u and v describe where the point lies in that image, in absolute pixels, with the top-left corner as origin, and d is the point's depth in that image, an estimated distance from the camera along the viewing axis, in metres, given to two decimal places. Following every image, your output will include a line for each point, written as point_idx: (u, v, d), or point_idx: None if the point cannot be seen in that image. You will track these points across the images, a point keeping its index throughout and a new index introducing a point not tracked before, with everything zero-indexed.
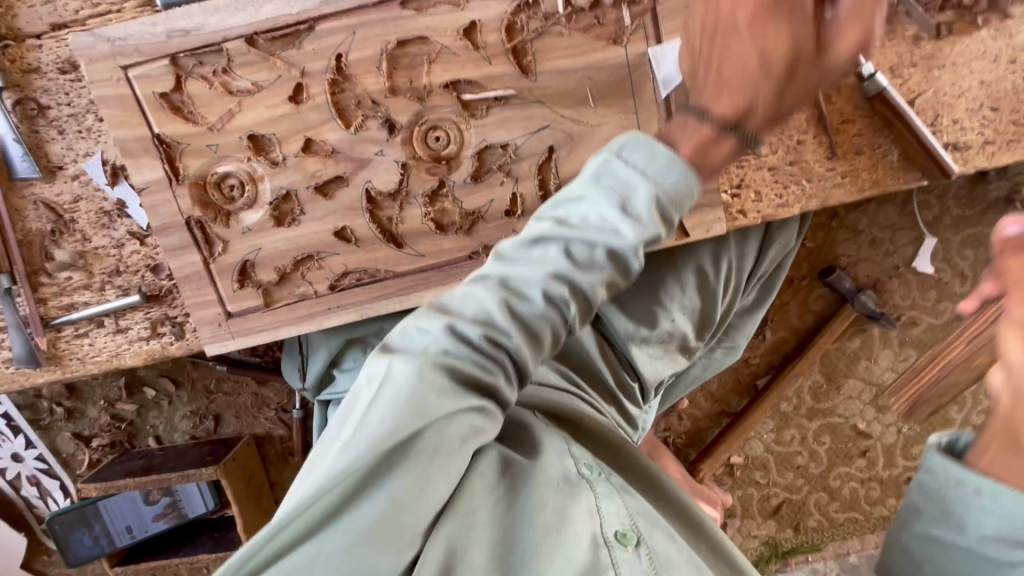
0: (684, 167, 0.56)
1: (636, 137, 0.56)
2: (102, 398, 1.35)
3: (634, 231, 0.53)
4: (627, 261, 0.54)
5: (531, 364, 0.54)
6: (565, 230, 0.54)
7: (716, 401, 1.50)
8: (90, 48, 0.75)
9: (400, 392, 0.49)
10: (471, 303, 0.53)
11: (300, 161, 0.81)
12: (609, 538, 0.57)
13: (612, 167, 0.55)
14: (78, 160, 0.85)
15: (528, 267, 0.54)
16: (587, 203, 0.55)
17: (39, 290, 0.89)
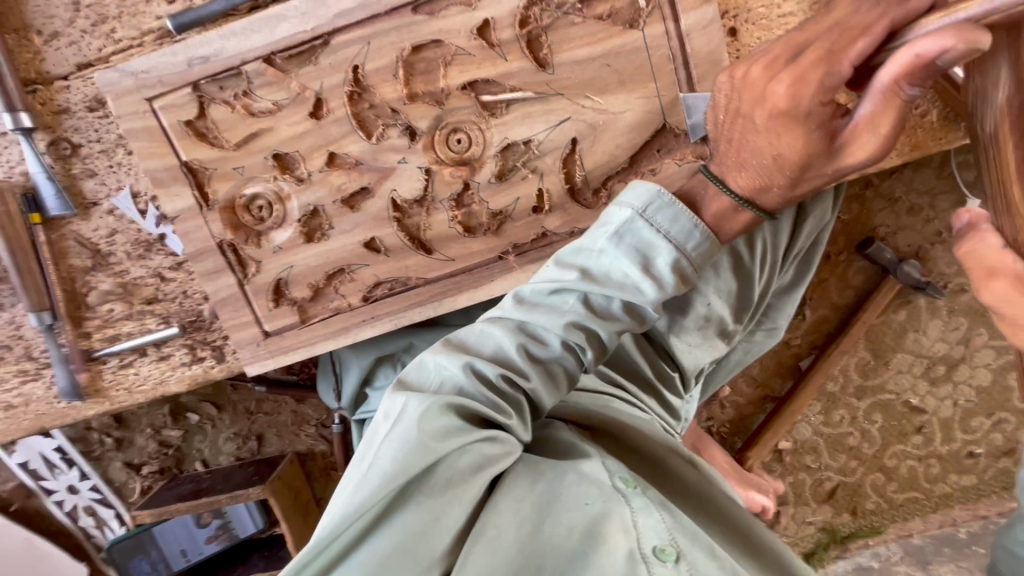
0: (705, 231, 0.60)
1: (663, 198, 0.60)
2: (148, 426, 1.38)
3: (653, 289, 0.58)
4: (645, 315, 0.60)
5: (546, 402, 0.60)
6: (588, 282, 0.58)
7: (758, 386, 1.46)
8: (115, 84, 0.76)
9: (404, 436, 0.51)
10: (490, 341, 0.59)
11: (325, 176, 0.82)
12: (646, 554, 0.52)
13: (633, 225, 0.59)
14: (110, 194, 0.86)
15: (549, 313, 0.59)
16: (610, 257, 0.59)
17: (82, 325, 0.91)
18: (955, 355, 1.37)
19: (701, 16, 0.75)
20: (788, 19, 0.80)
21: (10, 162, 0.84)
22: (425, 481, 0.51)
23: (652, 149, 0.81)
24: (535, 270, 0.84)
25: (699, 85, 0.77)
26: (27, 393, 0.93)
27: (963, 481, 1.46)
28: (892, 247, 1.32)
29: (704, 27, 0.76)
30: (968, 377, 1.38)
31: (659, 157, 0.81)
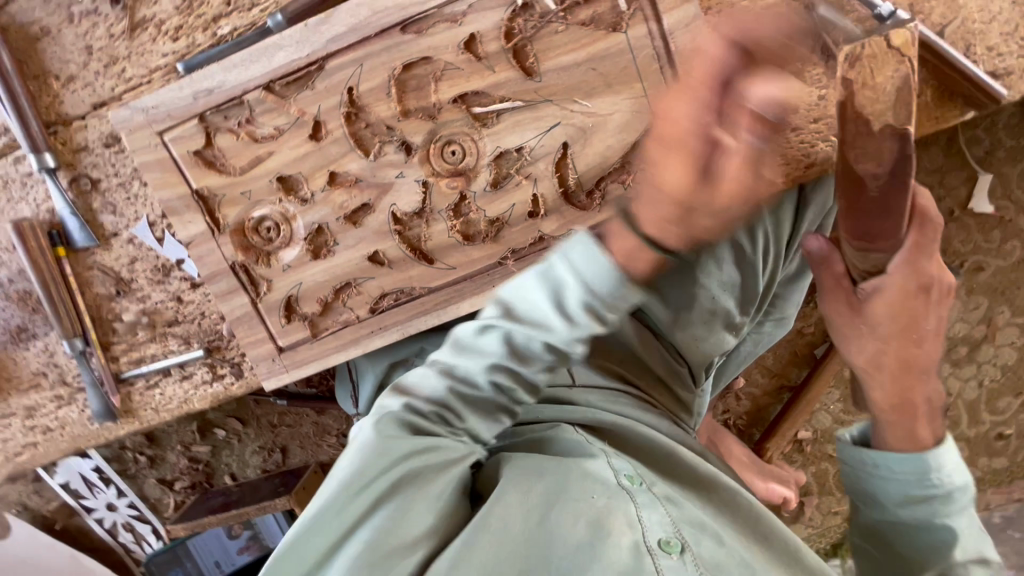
0: (629, 272, 0.51)
1: (582, 246, 0.51)
2: (178, 443, 1.44)
3: (574, 329, 0.53)
4: (573, 351, 0.55)
5: (490, 431, 0.60)
6: (507, 323, 0.54)
7: (774, 376, 1.45)
8: (128, 120, 0.81)
9: (364, 442, 0.55)
10: (426, 385, 0.58)
11: (327, 195, 0.85)
12: (651, 546, 0.53)
13: (554, 259, 0.52)
14: (128, 225, 0.91)
15: (474, 357, 0.56)
16: (530, 296, 0.53)
17: (109, 349, 0.96)
18: (976, 335, 1.35)
19: (682, 14, 0.76)
20: None
21: (37, 200, 0.89)
22: (389, 487, 0.53)
23: (645, 148, 0.82)
24: None
25: None
26: (64, 417, 0.99)
27: (993, 463, 1.42)
28: None
29: (686, 25, 0.77)
30: (990, 356, 1.35)
31: None
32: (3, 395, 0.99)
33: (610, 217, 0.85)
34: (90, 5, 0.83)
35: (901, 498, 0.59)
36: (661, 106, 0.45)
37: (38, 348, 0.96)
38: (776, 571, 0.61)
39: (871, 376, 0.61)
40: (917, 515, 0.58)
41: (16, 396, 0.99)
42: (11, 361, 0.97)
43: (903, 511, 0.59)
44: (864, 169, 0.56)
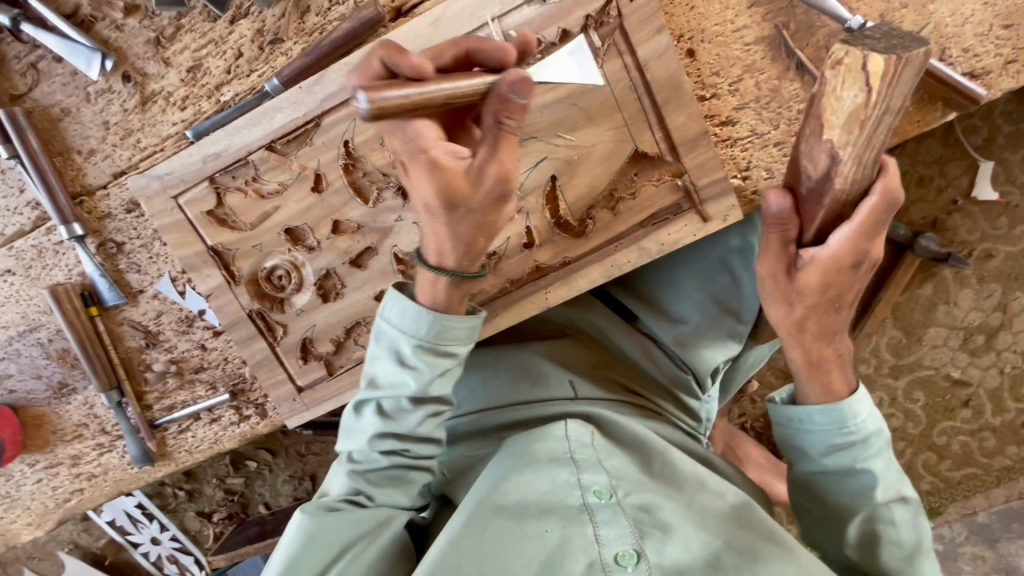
0: (433, 313, 0.68)
1: (390, 298, 0.70)
2: (214, 477, 1.51)
3: (416, 380, 0.69)
4: (429, 397, 0.71)
5: (409, 489, 0.73)
6: (373, 391, 0.72)
7: (788, 377, 1.45)
8: (146, 188, 0.87)
9: (301, 523, 0.69)
10: (334, 480, 0.74)
11: (332, 242, 0.90)
12: (607, 562, 0.61)
13: (381, 331, 0.71)
14: (152, 282, 0.97)
15: (357, 436, 0.73)
16: (378, 364, 0.72)
17: (143, 398, 1.02)
18: (992, 323, 1.33)
19: (657, 45, 0.79)
20: (743, 32, 0.84)
21: (68, 265, 0.96)
22: (339, 553, 0.67)
23: (629, 174, 0.85)
24: (535, 300, 0.90)
25: (665, 109, 0.81)
26: (107, 463, 1.06)
27: None
28: (906, 222, 1.29)
29: (660, 55, 0.79)
30: (1010, 343, 1.33)
31: (637, 181, 0.85)
32: (49, 446, 1.06)
33: (601, 242, 0.88)
34: (104, 83, 0.89)
35: (827, 447, 0.67)
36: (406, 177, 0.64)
37: (78, 401, 1.03)
38: (761, 552, 0.64)
39: (792, 341, 0.66)
40: (838, 462, 0.66)
41: (60, 446, 1.05)
42: (54, 415, 1.04)
43: (827, 459, 0.67)
44: (804, 167, 0.60)
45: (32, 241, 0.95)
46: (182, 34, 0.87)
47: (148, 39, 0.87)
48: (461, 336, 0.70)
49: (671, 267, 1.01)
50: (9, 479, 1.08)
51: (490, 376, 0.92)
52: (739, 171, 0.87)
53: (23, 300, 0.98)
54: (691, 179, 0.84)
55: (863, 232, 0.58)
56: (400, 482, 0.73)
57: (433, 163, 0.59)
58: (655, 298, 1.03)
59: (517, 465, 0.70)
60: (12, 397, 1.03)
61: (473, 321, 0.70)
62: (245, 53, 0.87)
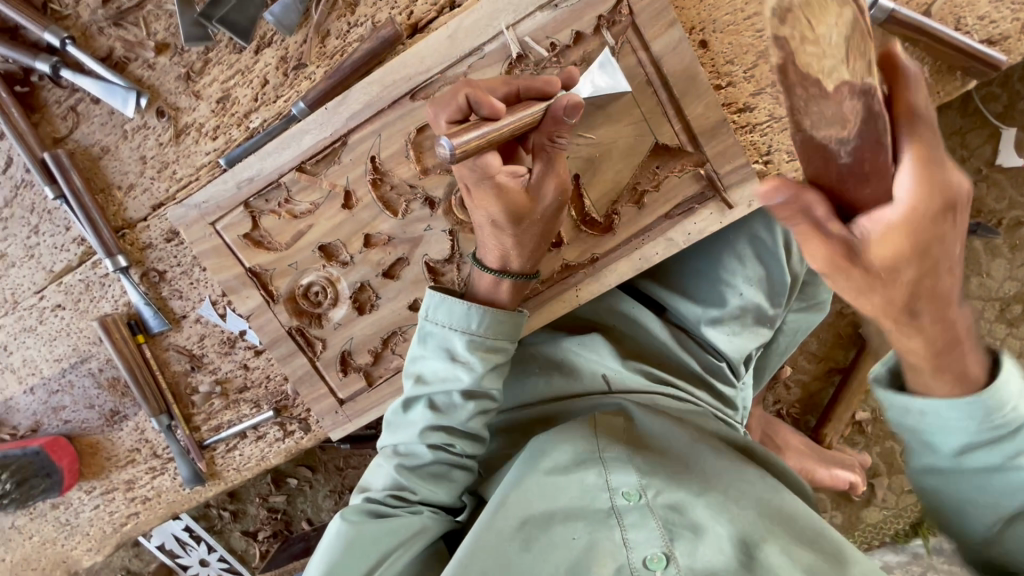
0: (482, 308, 0.75)
1: (435, 297, 0.76)
2: (257, 495, 1.54)
3: (468, 373, 0.75)
4: (480, 391, 0.76)
5: (450, 488, 0.77)
6: (422, 386, 0.77)
7: (821, 360, 1.44)
8: (185, 217, 0.90)
9: (339, 530, 0.73)
10: (379, 477, 0.79)
11: (365, 255, 0.92)
12: (636, 566, 0.62)
13: (429, 330, 0.77)
14: (193, 307, 1.01)
15: (404, 430, 0.78)
16: (427, 360, 0.77)
17: (191, 420, 1.06)
18: None
19: (671, 38, 0.80)
20: (755, 19, 0.85)
21: (114, 296, 1.00)
22: (373, 567, 0.70)
23: (651, 167, 0.86)
24: (566, 299, 0.91)
25: (682, 100, 0.82)
26: (159, 485, 1.09)
27: None
28: None
29: (674, 48, 0.81)
30: None
31: (659, 173, 0.86)
32: (104, 473, 1.09)
33: (628, 237, 0.89)
34: (139, 120, 0.93)
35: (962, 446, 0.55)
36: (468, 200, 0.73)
37: (130, 426, 1.06)
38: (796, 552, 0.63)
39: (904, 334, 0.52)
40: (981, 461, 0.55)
41: (115, 472, 1.09)
42: (107, 442, 1.08)
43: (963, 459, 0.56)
44: (827, 135, 0.53)
45: (79, 276, 0.99)
46: (210, 67, 0.90)
47: (178, 74, 0.91)
48: (509, 331, 0.77)
49: (697, 255, 1.02)
50: (68, 508, 1.12)
51: (523, 377, 0.97)
52: (761, 156, 0.87)
53: (74, 333, 1.02)
54: (713, 168, 0.85)
55: (925, 164, 0.46)
56: (443, 479, 0.77)
57: (499, 187, 0.68)
58: (682, 288, 1.03)
59: (545, 470, 0.72)
60: (67, 427, 1.07)
61: (519, 317, 0.77)
62: (271, 81, 0.90)
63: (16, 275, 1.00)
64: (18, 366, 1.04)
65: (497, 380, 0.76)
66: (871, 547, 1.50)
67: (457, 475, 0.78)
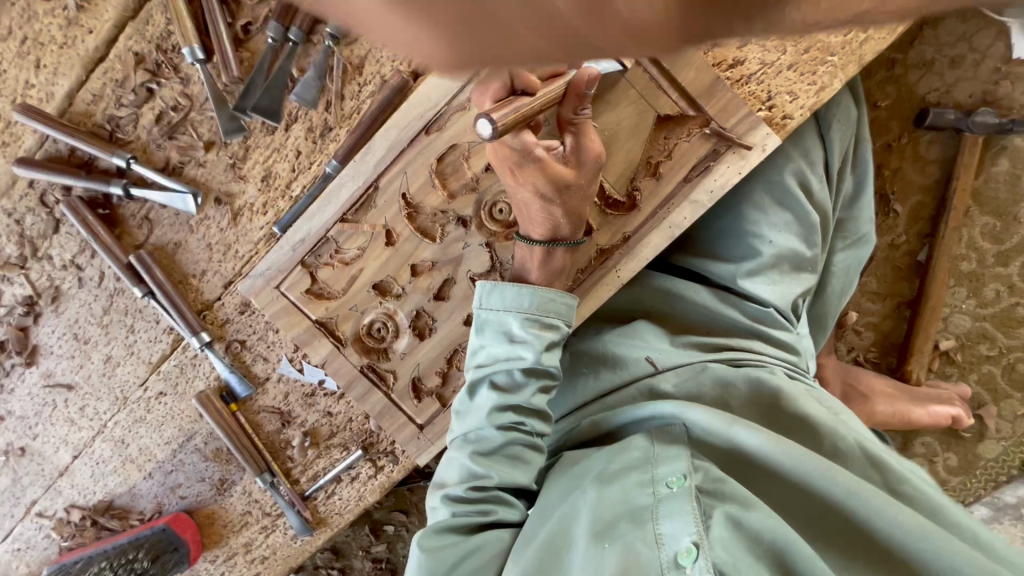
0: (530, 289, 0.83)
1: (486, 287, 0.84)
2: (359, 549, 1.58)
3: (529, 351, 0.82)
4: (540, 368, 0.83)
5: (523, 473, 0.81)
6: (484, 369, 0.83)
7: (887, 298, 1.39)
8: (253, 286, 1.00)
9: (421, 558, 0.75)
10: (453, 471, 0.83)
11: (415, 284, 0.99)
12: (670, 561, 0.64)
13: (485, 318, 0.84)
14: (274, 367, 1.10)
15: (474, 416, 0.83)
16: (486, 346, 0.84)
17: (290, 475, 1.14)
18: None
19: None
20: None
21: (206, 373, 1.11)
22: None
23: (660, 139, 0.91)
24: (607, 282, 0.94)
25: (673, 70, 0.87)
26: (274, 542, 1.18)
27: None
28: (953, 105, 1.27)
29: None
30: None
31: (669, 142, 0.91)
32: (224, 540, 1.18)
33: (653, 208, 0.93)
34: (201, 214, 1.05)
35: None
36: (512, 182, 0.78)
37: (239, 490, 1.16)
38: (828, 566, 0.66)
39: None
40: None
41: (233, 537, 1.18)
42: (222, 509, 1.17)
43: None
44: None
45: (174, 361, 1.11)
46: (250, 152, 1.02)
47: (226, 165, 1.03)
48: (558, 311, 0.85)
49: (717, 217, 1.04)
50: None
51: (574, 379, 1.00)
52: (764, 103, 0.89)
53: (178, 415, 1.13)
54: (719, 123, 0.89)
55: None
56: (518, 461, 0.82)
57: (539, 162, 0.74)
58: (714, 253, 1.06)
59: (591, 490, 0.76)
60: (185, 502, 1.17)
61: (567, 298, 0.85)
62: (303, 151, 1.02)
63: (122, 373, 1.12)
64: (136, 456, 1.16)
65: (555, 356, 0.84)
66: (998, 485, 1.39)
67: (530, 456, 0.82)
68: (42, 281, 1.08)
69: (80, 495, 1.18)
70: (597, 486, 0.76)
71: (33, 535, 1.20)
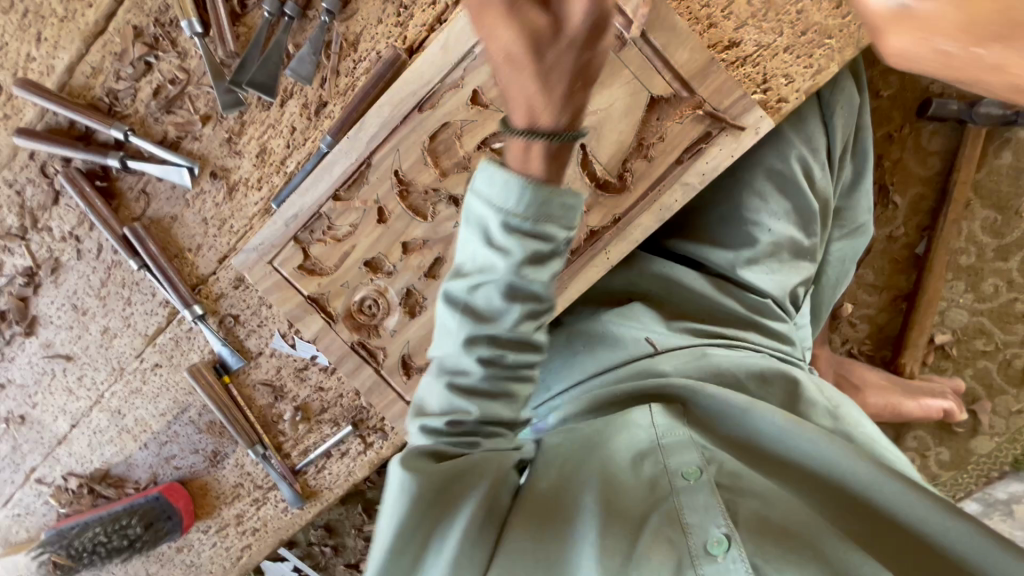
0: (525, 175, 0.64)
1: (476, 172, 0.67)
2: (352, 527, 1.60)
3: (511, 259, 0.66)
4: (524, 283, 0.68)
5: (506, 414, 0.74)
6: (462, 285, 0.70)
7: (883, 290, 1.38)
8: (246, 260, 1.01)
9: (393, 501, 0.64)
10: (432, 399, 0.73)
11: (406, 262, 1.00)
12: (701, 551, 0.62)
13: (470, 209, 0.68)
14: (267, 342, 1.11)
15: (450, 343, 0.71)
16: (469, 247, 0.69)
17: (282, 449, 1.15)
18: None
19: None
20: None
21: (200, 346, 1.13)
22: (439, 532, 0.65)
23: (653, 121, 0.91)
24: (598, 263, 0.95)
25: (667, 50, 0.86)
26: (266, 514, 1.20)
27: None
28: (956, 96, 1.25)
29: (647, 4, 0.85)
30: None
31: (661, 124, 0.91)
32: (216, 510, 1.21)
33: (645, 190, 0.93)
34: (197, 188, 1.07)
35: None
36: (489, 48, 0.62)
37: (231, 463, 1.18)
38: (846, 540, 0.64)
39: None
40: None
41: (225, 508, 1.20)
42: (215, 481, 1.19)
43: None
44: None
45: (169, 334, 1.13)
46: (246, 127, 1.03)
47: (222, 140, 1.04)
48: (555, 216, 0.66)
49: (717, 202, 1.04)
50: (191, 549, 1.23)
51: (571, 357, 1.01)
52: (759, 86, 0.89)
53: (173, 387, 1.15)
54: (713, 106, 0.88)
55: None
56: (500, 396, 0.73)
57: (518, 9, 0.58)
58: (711, 238, 1.05)
59: (600, 470, 0.73)
60: (179, 473, 1.19)
61: (571, 191, 0.66)
62: (298, 127, 1.02)
63: (119, 344, 1.14)
64: (131, 427, 1.18)
65: (545, 269, 0.68)
66: (990, 481, 1.38)
67: (512, 387, 0.73)
68: (42, 252, 1.10)
69: (78, 463, 1.20)
70: (605, 470, 0.73)
71: (32, 501, 1.23)
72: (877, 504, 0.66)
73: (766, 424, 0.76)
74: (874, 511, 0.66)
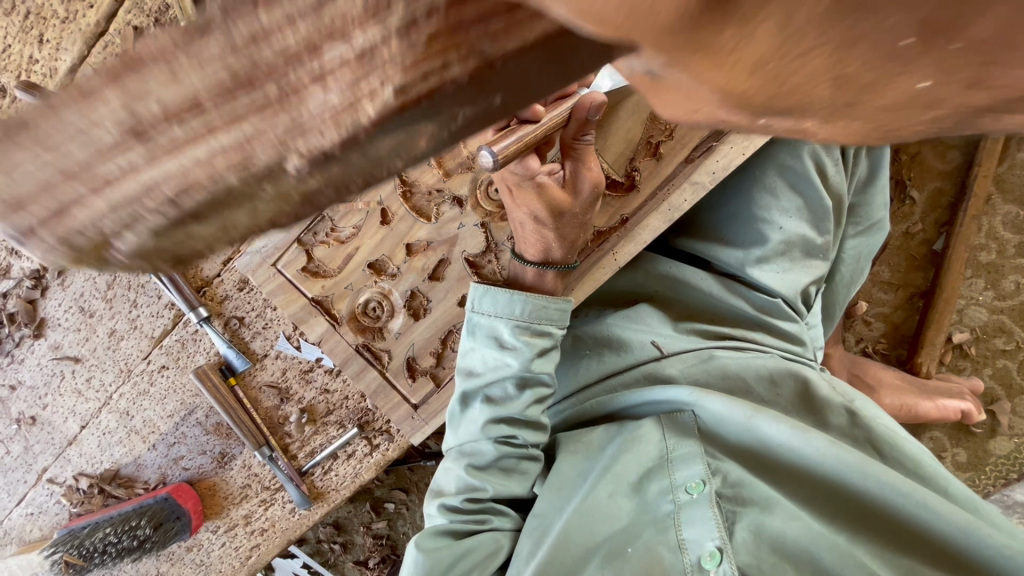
0: (521, 294, 0.82)
1: (479, 291, 0.83)
2: (360, 524, 1.61)
3: (518, 357, 0.81)
4: (531, 377, 0.83)
5: (518, 489, 0.83)
6: (476, 378, 0.84)
7: (899, 288, 1.35)
8: (248, 263, 1.00)
9: (416, 560, 0.76)
10: (451, 480, 0.84)
11: (410, 263, 0.99)
12: (695, 564, 0.67)
13: (475, 321, 0.83)
14: (272, 344, 1.12)
15: (467, 427, 0.84)
16: (477, 350, 0.84)
17: (289, 450, 1.15)
18: None
19: None
20: None
21: (206, 348, 1.13)
22: None
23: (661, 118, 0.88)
24: (604, 264, 0.92)
25: None
26: (274, 514, 1.20)
27: None
28: None
29: None
30: None
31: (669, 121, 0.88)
32: (224, 511, 1.21)
33: (652, 190, 0.91)
34: None
35: None
36: (509, 201, 0.80)
37: (239, 464, 1.19)
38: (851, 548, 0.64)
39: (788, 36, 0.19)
40: None
41: (233, 509, 1.21)
42: (223, 482, 1.20)
43: None
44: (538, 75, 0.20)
45: (175, 336, 1.13)
46: None
47: None
48: (553, 317, 0.84)
49: (725, 200, 1.02)
50: (200, 548, 1.24)
51: (576, 361, 0.99)
52: None
53: (179, 389, 1.15)
54: None
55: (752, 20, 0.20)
56: (514, 472, 0.84)
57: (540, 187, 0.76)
58: (720, 237, 1.03)
59: (605, 488, 0.75)
60: (187, 473, 1.20)
61: (562, 304, 0.84)
62: None
63: (125, 346, 1.14)
64: (140, 428, 1.18)
65: (547, 362, 0.83)
66: (1008, 482, 1.35)
67: (525, 466, 0.84)
68: None
69: (88, 464, 1.21)
70: (610, 486, 0.75)
71: (44, 500, 1.24)
72: (889, 513, 0.65)
73: (774, 435, 0.73)
74: (887, 518, 0.65)
